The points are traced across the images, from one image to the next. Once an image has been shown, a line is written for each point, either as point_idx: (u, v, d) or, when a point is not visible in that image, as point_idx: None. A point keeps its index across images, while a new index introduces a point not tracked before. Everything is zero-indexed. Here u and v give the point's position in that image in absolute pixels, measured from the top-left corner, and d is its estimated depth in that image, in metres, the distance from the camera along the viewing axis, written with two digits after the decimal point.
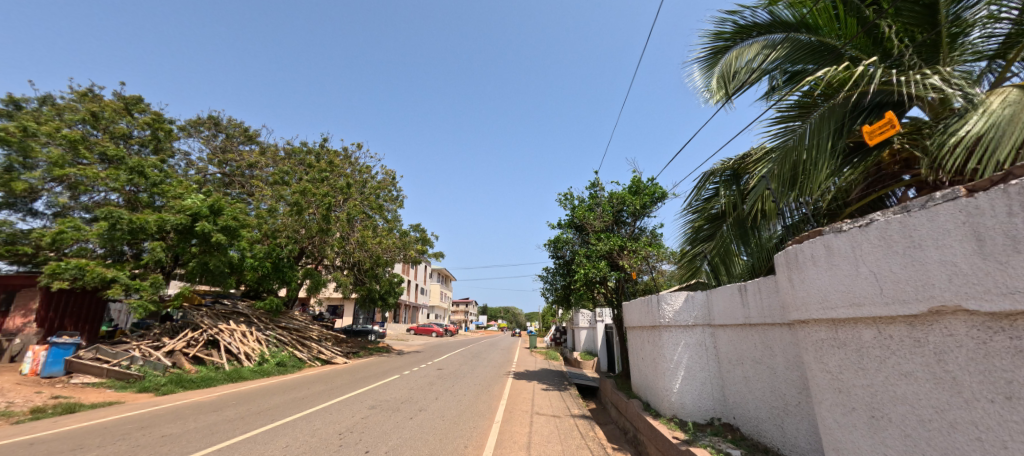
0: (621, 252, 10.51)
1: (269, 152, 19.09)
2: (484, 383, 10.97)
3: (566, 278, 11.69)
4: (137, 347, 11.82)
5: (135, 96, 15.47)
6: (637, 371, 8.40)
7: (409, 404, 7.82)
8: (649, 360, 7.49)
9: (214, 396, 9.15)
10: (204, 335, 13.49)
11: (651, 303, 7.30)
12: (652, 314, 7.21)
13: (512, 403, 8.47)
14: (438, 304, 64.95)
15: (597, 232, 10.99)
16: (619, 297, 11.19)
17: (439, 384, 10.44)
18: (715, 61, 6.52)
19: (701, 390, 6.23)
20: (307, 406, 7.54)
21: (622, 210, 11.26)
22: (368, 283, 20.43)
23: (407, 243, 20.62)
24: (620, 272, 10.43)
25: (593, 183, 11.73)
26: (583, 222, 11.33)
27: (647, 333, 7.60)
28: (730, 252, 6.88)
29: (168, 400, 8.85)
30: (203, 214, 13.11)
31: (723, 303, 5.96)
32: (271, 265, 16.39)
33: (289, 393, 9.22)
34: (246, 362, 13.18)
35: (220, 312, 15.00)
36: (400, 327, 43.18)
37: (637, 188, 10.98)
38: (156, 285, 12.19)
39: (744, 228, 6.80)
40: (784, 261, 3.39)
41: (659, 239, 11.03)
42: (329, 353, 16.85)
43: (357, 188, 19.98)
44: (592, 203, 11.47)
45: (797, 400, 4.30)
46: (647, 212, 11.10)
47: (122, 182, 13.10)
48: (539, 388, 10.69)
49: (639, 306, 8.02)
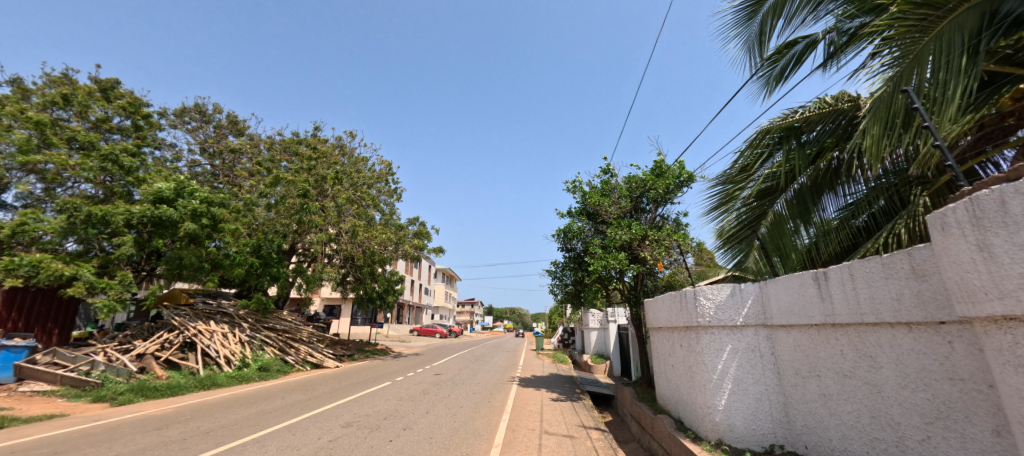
0: (643, 243, 9.21)
1: (259, 143, 18.00)
2: (485, 392, 9.70)
3: (577, 272, 10.36)
4: (101, 351, 10.69)
5: (111, 80, 14.38)
6: (664, 383, 7.06)
7: (392, 421, 6.55)
8: (681, 368, 6.14)
9: (174, 407, 7.96)
10: (180, 337, 12.36)
11: (685, 299, 5.95)
12: (687, 312, 5.85)
13: (516, 418, 7.18)
14: (443, 304, 63.84)
15: (613, 220, 9.71)
16: (638, 294, 9.87)
17: (433, 393, 9.17)
18: (760, 8, 5.10)
19: (755, 407, 4.91)
20: (268, 424, 6.27)
21: (642, 196, 9.97)
22: (364, 281, 19.32)
23: (404, 238, 19.39)
24: (641, 266, 9.13)
25: (608, 166, 10.42)
26: (597, 209, 10.04)
27: (678, 335, 6.27)
28: (784, 232, 5.49)
29: (119, 413, 7.66)
30: (167, 197, 11.82)
31: (785, 297, 4.60)
32: (259, 261, 15.36)
33: (259, 405, 7.96)
34: (225, 367, 12.03)
35: (202, 312, 13.86)
36: (403, 329, 42.02)
37: (659, 171, 9.66)
38: (126, 282, 10.98)
39: (803, 201, 5.45)
40: (966, 219, 2.02)
41: (684, 228, 9.70)
42: (320, 356, 15.68)
43: (350, 179, 18.89)
44: (606, 189, 10.16)
45: (924, 432, 2.99)
46: (670, 198, 9.79)
47: (91, 170, 11.95)
48: (548, 398, 9.37)
49: (667, 303, 6.64)
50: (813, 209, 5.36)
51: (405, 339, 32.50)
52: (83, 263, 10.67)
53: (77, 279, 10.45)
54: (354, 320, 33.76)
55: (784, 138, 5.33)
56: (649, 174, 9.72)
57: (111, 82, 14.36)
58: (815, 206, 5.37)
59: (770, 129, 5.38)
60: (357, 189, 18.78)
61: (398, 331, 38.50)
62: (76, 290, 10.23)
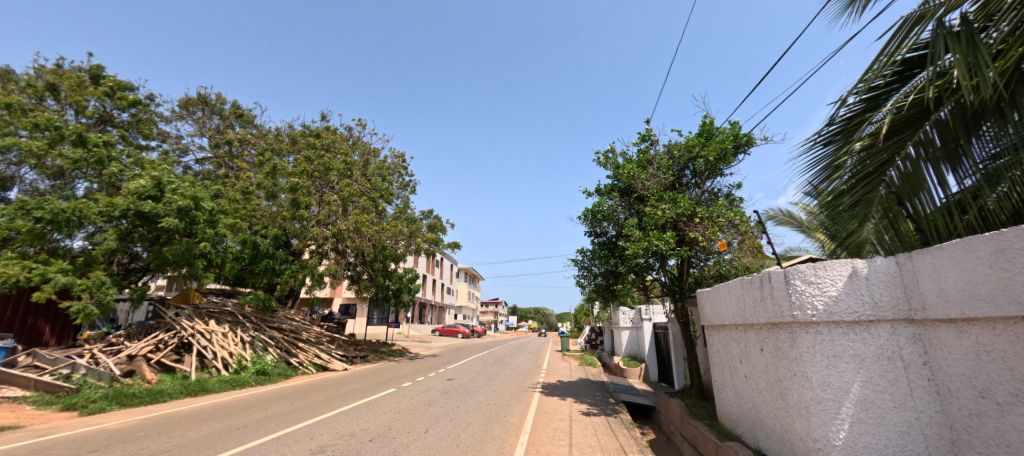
0: (690, 221, 7.59)
1: (265, 134, 17.29)
2: (502, 402, 8.21)
3: (609, 260, 8.77)
4: (89, 353, 9.89)
5: (98, 67, 14.16)
6: (729, 396, 5.41)
7: (379, 446, 5.12)
8: (762, 380, 4.47)
9: (138, 419, 6.87)
10: (176, 338, 11.48)
11: (769, 284, 4.25)
12: (773, 302, 4.17)
13: (537, 442, 5.65)
14: (466, 304, 62.98)
15: (653, 194, 8.04)
16: (682, 285, 8.24)
17: (439, 404, 7.76)
18: None
19: (897, 445, 3.25)
20: (217, 448, 4.97)
21: (686, 167, 8.31)
22: (376, 278, 18.29)
23: (417, 231, 18.30)
24: (689, 249, 7.50)
25: (646, 133, 8.77)
26: (632, 184, 8.38)
27: (754, 335, 4.61)
28: (923, 186, 3.67)
29: (77, 426, 6.59)
30: (152, 193, 11.72)
31: (955, 277, 2.85)
32: (250, 255, 14.67)
33: (231, 417, 6.74)
34: (222, 371, 11.11)
35: (205, 311, 13.04)
36: (424, 328, 41.21)
37: (710, 134, 7.94)
38: (100, 284, 10.74)
39: (950, 136, 3.64)
40: None
41: (740, 203, 7.97)
42: (326, 357, 14.69)
43: (358, 169, 17.93)
44: (643, 159, 8.52)
45: None
46: (723, 167, 8.07)
47: (77, 161, 11.96)
48: (577, 411, 7.77)
49: (737, 291, 4.94)
50: (967, 147, 3.53)
51: (424, 339, 31.54)
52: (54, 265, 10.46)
53: (46, 282, 10.28)
54: (372, 319, 33.03)
55: (947, 34, 3.31)
56: (694, 139, 8.06)
57: (99, 70, 14.22)
58: (972, 141, 3.53)
59: (925, 21, 3.40)
60: (365, 181, 17.69)
61: (419, 331, 37.67)
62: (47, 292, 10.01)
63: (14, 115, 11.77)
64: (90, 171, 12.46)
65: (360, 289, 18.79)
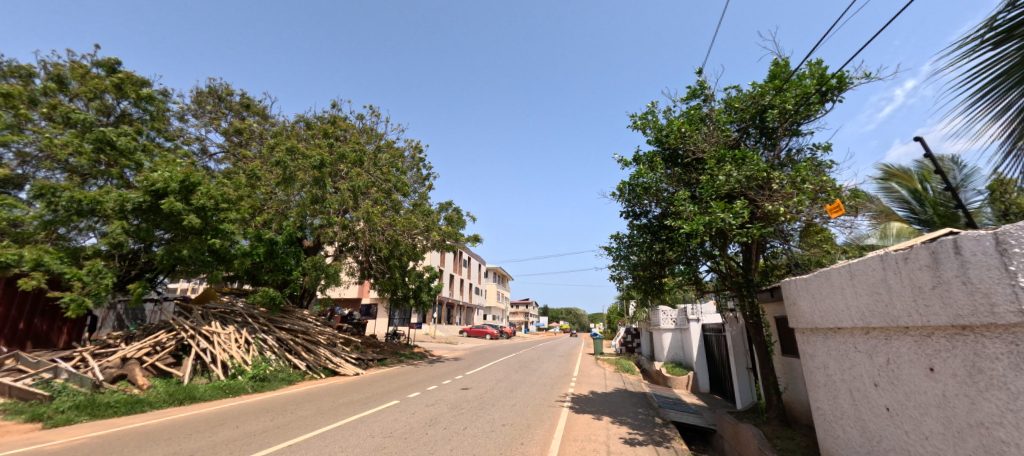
0: (764, 189, 5.77)
1: (277, 125, 16.61)
2: (521, 423, 6.63)
3: (654, 245, 7.06)
4: (79, 355, 9.24)
5: (111, 60, 13.23)
6: (850, 434, 3.59)
7: None
8: (938, 422, 2.64)
9: (86, 437, 5.82)
10: (175, 339, 10.72)
11: (955, 264, 2.41)
12: (966, 291, 2.34)
13: None
14: (496, 304, 61.75)
15: (709, 157, 6.27)
16: (750, 276, 6.38)
17: (443, 424, 6.28)
18: None
19: None
20: None
21: (752, 122, 6.46)
22: (392, 275, 17.19)
23: (433, 223, 17.08)
24: (763, 227, 5.67)
25: (697, 85, 7.03)
26: (681, 147, 6.67)
27: (913, 345, 2.82)
28: None
29: (18, 444, 5.58)
30: (175, 190, 11.05)
31: None
32: (265, 253, 13.72)
33: (188, 440, 5.52)
34: (219, 373, 10.22)
35: (213, 312, 12.33)
36: (451, 329, 40.25)
37: (786, 75, 6.04)
38: (96, 273, 10.68)
39: None
40: None
41: (827, 166, 6.07)
42: (339, 361, 13.63)
43: (371, 159, 16.93)
44: (695, 116, 6.73)
45: None
46: (804, 121, 6.15)
47: (78, 154, 11.34)
48: (616, 438, 6.05)
49: (872, 275, 3.12)
50: None
51: (449, 341, 30.44)
52: (49, 254, 10.55)
53: (36, 271, 10.42)
54: (393, 320, 32.25)
55: None
56: (762, 85, 6.22)
57: (115, 63, 13.37)
58: None
59: None
60: (379, 172, 16.60)
61: (446, 332, 36.67)
62: (34, 280, 10.14)
63: (15, 106, 11.21)
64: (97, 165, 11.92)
65: (377, 288, 17.78)
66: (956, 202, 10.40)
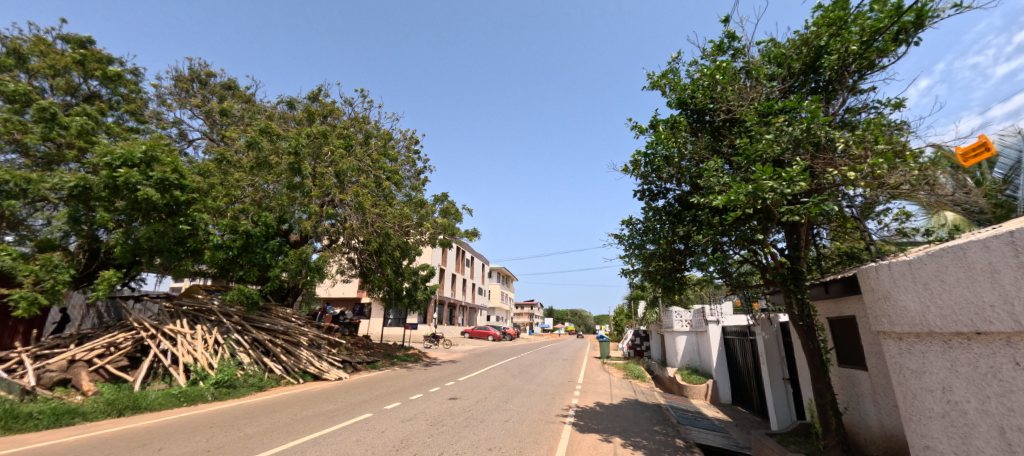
0: (823, 153, 4.46)
1: (260, 109, 15.51)
2: (512, 447, 5.36)
3: (675, 230, 5.82)
4: (18, 356, 8.21)
5: (78, 37, 12.34)
6: None
7: None
8: None
9: None
10: (133, 339, 9.63)
11: None
12: None
13: None
14: (500, 305, 60.58)
15: (746, 116, 5.00)
16: (800, 266, 5.07)
17: (414, 449, 5.02)
18: None
19: None
20: None
21: (798, 74, 5.18)
22: (384, 272, 16.03)
23: (427, 216, 15.91)
24: (823, 200, 4.38)
25: (727, 36, 5.81)
26: (710, 106, 5.42)
27: None
28: None
29: None
30: (132, 161, 9.83)
31: None
32: (241, 245, 12.57)
33: None
34: (178, 376, 9.11)
35: (182, 309, 11.28)
36: (452, 330, 39.09)
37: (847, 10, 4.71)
38: (53, 269, 9.60)
39: None
40: None
41: (898, 127, 4.76)
42: (322, 365, 12.46)
43: (360, 147, 15.82)
44: (728, 69, 5.46)
45: None
46: (868, 70, 4.83)
47: (32, 134, 10.31)
48: None
49: None
50: None
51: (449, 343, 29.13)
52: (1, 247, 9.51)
53: None
54: (389, 319, 31.11)
55: None
56: (816, 24, 4.89)
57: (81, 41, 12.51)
58: None
59: None
60: (369, 160, 15.47)
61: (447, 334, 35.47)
62: None
63: None
64: (57, 148, 10.92)
65: (368, 286, 16.64)
66: (1015, 190, 9.12)
